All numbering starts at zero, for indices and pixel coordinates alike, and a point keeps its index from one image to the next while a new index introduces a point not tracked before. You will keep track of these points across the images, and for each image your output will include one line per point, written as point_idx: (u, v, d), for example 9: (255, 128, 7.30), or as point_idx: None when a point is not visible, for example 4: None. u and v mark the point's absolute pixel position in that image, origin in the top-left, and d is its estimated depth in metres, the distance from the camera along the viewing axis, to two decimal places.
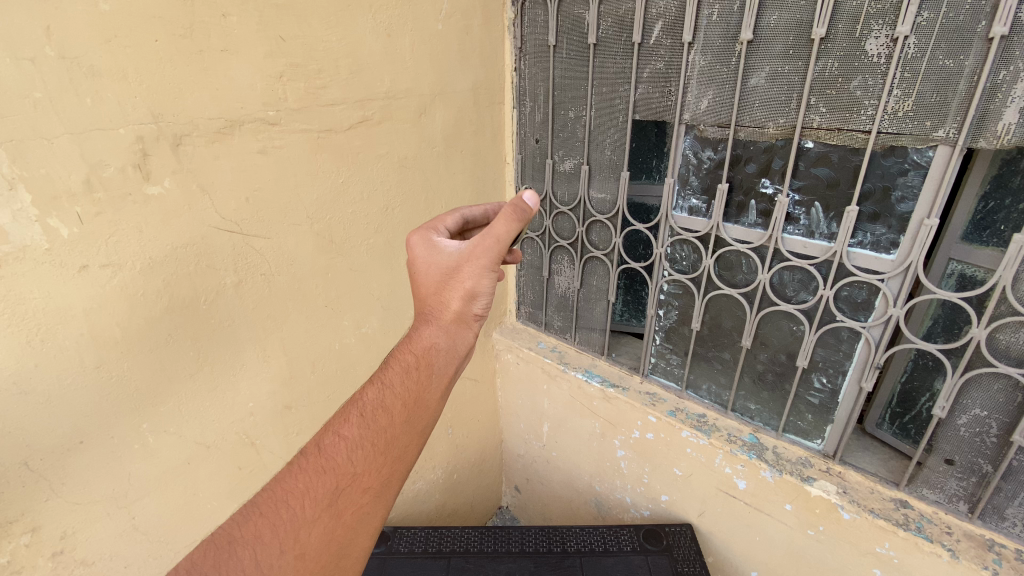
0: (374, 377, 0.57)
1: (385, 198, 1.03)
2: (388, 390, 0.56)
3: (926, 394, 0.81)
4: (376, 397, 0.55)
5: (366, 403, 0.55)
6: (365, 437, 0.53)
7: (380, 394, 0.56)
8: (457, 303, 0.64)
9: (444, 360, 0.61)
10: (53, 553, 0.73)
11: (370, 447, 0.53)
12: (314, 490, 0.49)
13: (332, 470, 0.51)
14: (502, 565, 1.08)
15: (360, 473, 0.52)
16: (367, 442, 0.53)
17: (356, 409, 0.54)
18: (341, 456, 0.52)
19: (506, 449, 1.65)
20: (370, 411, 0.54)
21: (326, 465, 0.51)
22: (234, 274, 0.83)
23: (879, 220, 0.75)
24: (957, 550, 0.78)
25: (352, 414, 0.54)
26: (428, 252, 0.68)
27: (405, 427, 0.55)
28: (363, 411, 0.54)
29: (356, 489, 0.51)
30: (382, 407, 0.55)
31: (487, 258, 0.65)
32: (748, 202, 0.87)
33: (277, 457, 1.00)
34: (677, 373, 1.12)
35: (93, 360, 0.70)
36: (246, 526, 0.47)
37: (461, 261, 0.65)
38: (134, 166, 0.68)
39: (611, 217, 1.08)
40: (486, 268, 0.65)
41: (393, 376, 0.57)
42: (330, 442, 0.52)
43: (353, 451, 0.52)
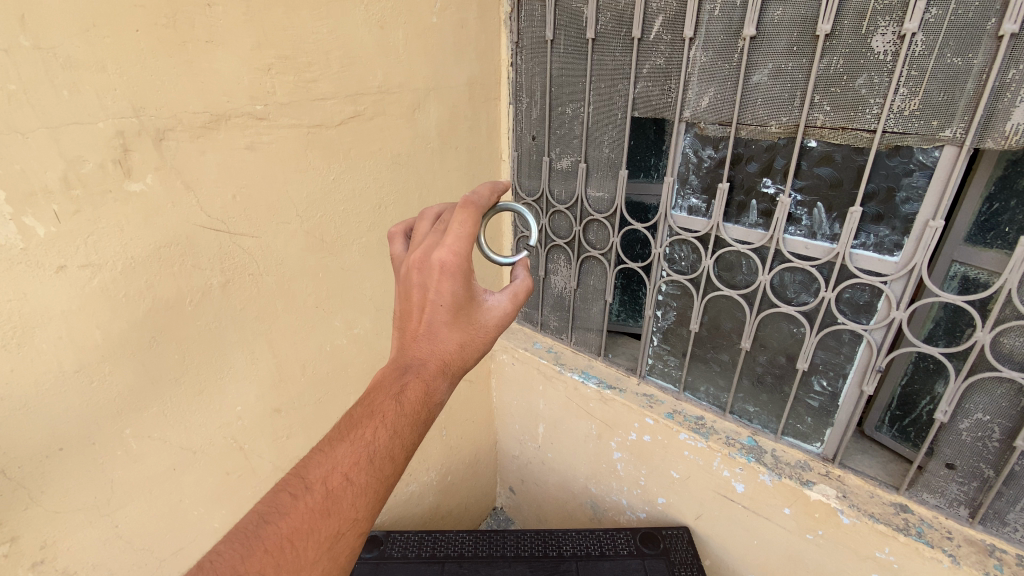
0: (386, 417, 0.53)
1: (378, 195, 1.00)
2: (400, 436, 0.53)
3: (927, 397, 0.80)
4: (387, 443, 0.52)
5: (379, 447, 0.51)
6: (372, 483, 0.50)
7: (392, 437, 0.52)
8: (472, 361, 0.65)
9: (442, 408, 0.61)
10: (32, 564, 0.70)
11: (375, 494, 0.50)
12: (318, 534, 0.47)
13: (338, 515, 0.48)
14: (497, 570, 1.06)
15: (363, 520, 0.49)
16: (373, 491, 0.50)
17: (367, 454, 0.51)
18: (347, 501, 0.49)
19: (500, 450, 1.63)
20: (380, 455, 0.51)
21: (332, 509, 0.48)
22: (221, 274, 0.80)
23: (882, 221, 0.74)
24: (958, 555, 0.77)
25: (361, 454, 0.50)
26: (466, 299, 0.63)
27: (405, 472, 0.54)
28: (373, 456, 0.51)
29: (355, 536, 0.49)
30: (391, 455, 0.52)
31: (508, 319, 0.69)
32: (749, 202, 0.86)
33: (266, 461, 0.97)
34: (674, 375, 1.11)
35: (73, 364, 0.67)
36: (249, 564, 0.44)
37: (488, 325, 0.66)
38: (114, 162, 0.65)
39: (609, 216, 1.06)
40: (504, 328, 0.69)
41: (405, 424, 0.54)
42: (338, 484, 0.49)
43: (359, 497, 0.49)
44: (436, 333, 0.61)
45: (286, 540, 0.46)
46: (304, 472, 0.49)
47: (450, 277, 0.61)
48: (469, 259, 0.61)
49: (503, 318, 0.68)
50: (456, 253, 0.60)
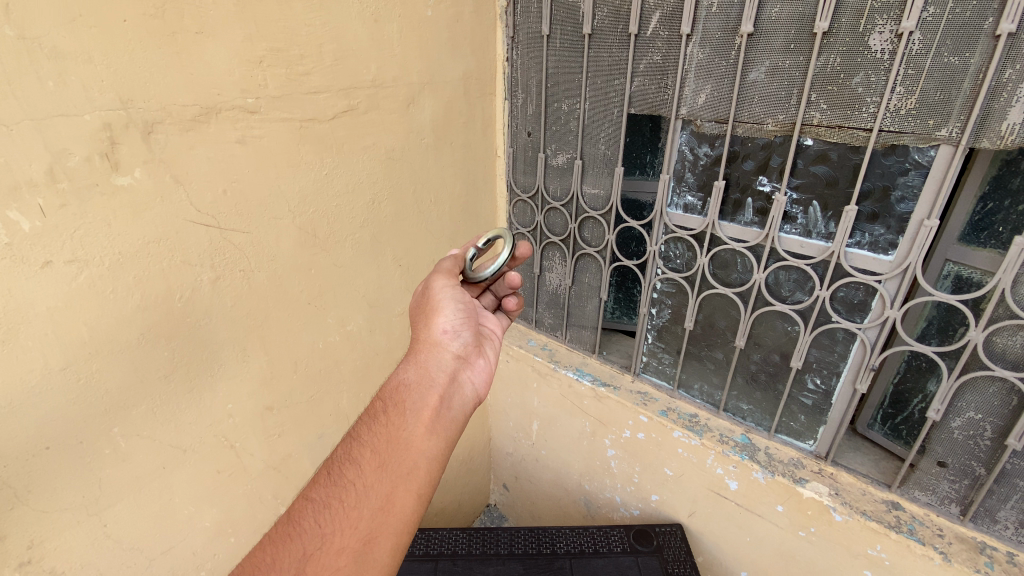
0: (345, 434, 0.63)
1: (372, 190, 0.99)
2: (356, 443, 0.61)
3: (919, 396, 0.81)
4: (345, 452, 0.61)
5: (333, 462, 0.60)
6: (331, 496, 0.56)
7: (346, 450, 0.61)
8: (424, 332, 0.78)
9: (416, 392, 0.69)
10: (18, 565, 0.69)
11: (335, 508, 0.55)
12: (284, 559, 0.51)
13: (299, 536, 0.53)
14: (491, 567, 1.06)
15: (329, 533, 0.53)
16: (333, 503, 0.56)
17: (323, 471, 0.59)
18: (308, 520, 0.54)
19: (494, 448, 1.63)
20: (337, 467, 0.59)
21: (292, 533, 0.54)
22: (211, 270, 0.79)
23: (878, 220, 0.74)
24: (949, 553, 0.78)
25: (320, 476, 0.59)
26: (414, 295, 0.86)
27: (377, 474, 0.58)
28: (329, 469, 0.59)
29: (326, 552, 0.52)
30: (349, 459, 0.60)
31: (441, 279, 0.82)
32: (745, 200, 0.86)
33: (257, 460, 0.96)
34: (668, 372, 1.11)
35: (59, 362, 0.66)
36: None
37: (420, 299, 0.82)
38: (101, 155, 0.64)
39: (604, 214, 1.06)
40: (444, 288, 0.80)
41: (362, 429, 0.63)
42: (299, 508, 0.56)
43: (320, 512, 0.55)
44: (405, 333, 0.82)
45: None
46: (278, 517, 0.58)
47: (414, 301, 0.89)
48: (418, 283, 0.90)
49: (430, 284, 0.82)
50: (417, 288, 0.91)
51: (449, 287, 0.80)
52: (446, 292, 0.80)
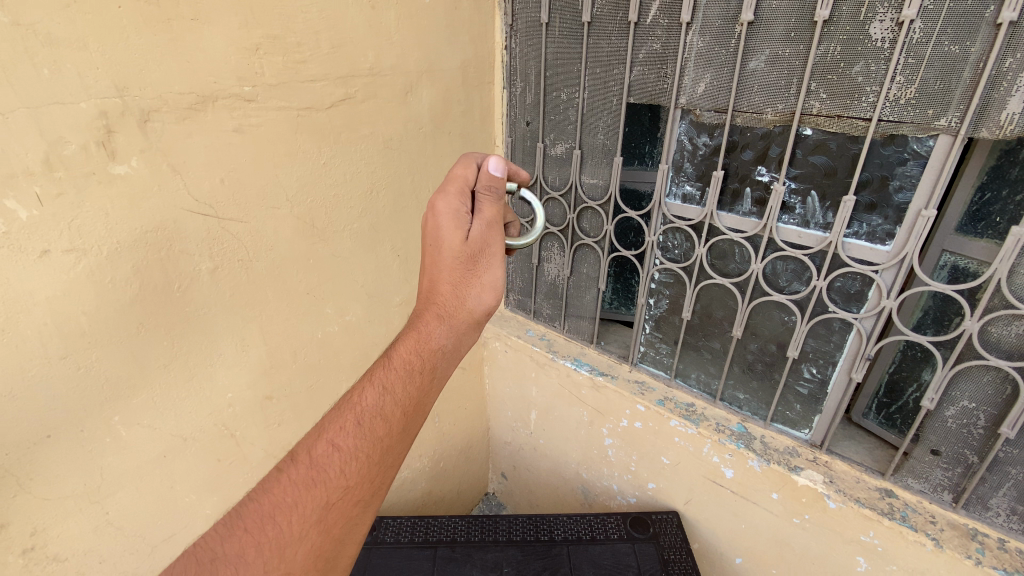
0: (376, 379, 0.58)
1: (370, 179, 0.99)
2: (389, 397, 0.57)
3: (914, 385, 0.81)
4: (377, 403, 0.57)
5: (364, 410, 0.56)
6: (359, 449, 0.54)
7: (378, 401, 0.57)
8: (473, 302, 0.67)
9: (449, 359, 0.64)
10: (21, 552, 0.69)
11: (362, 461, 0.54)
12: (306, 506, 0.51)
13: (323, 483, 0.52)
14: (490, 554, 1.07)
15: (351, 487, 0.53)
16: (361, 456, 0.54)
17: (355, 417, 0.55)
18: (334, 469, 0.53)
19: (492, 437, 1.64)
20: (367, 420, 0.55)
21: (318, 477, 0.52)
22: (209, 260, 0.78)
23: (875, 210, 0.74)
24: (941, 539, 0.78)
25: (348, 423, 0.55)
26: (455, 225, 0.66)
27: (401, 437, 0.57)
28: (360, 419, 0.55)
29: (346, 503, 0.53)
30: (381, 415, 0.56)
31: (497, 246, 0.69)
32: (743, 190, 0.86)
33: (258, 449, 0.96)
34: (665, 362, 1.11)
35: (59, 350, 0.66)
36: (230, 544, 0.49)
37: (475, 252, 0.66)
38: (98, 143, 0.63)
39: (603, 203, 1.05)
40: (498, 264, 0.69)
41: (396, 381, 0.59)
42: (325, 452, 0.53)
43: (347, 464, 0.53)
44: (433, 273, 0.66)
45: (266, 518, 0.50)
46: (293, 448, 0.55)
47: (443, 215, 0.67)
48: (451, 198, 0.68)
49: (489, 240, 0.68)
50: (443, 194, 0.68)
51: (502, 266, 0.69)
52: (500, 272, 0.69)
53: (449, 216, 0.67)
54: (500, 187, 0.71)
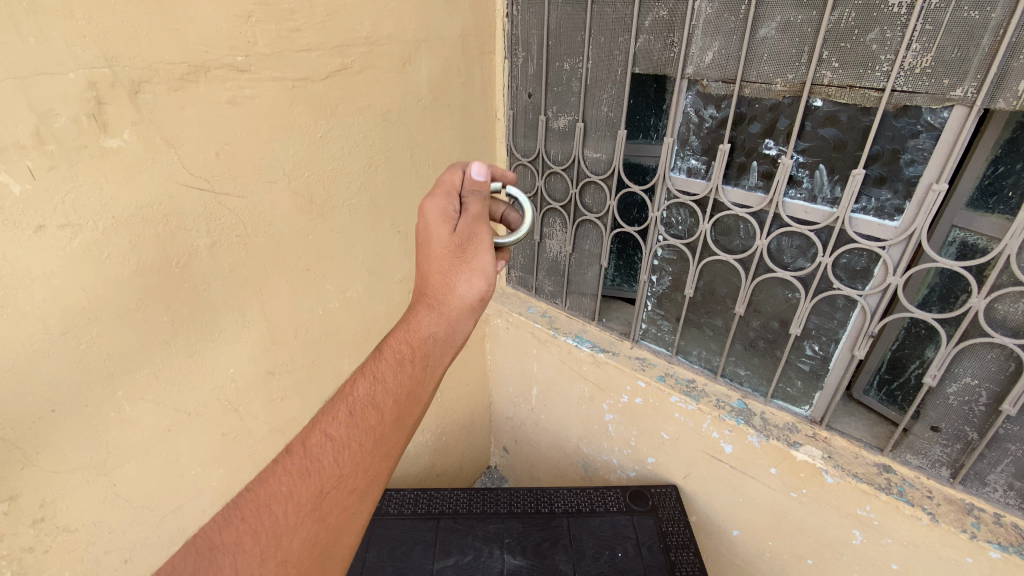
0: (367, 371, 0.59)
1: (368, 153, 0.97)
2: (380, 387, 0.58)
3: (916, 362, 0.81)
4: (368, 393, 0.57)
5: (355, 400, 0.57)
6: (351, 437, 0.55)
7: (369, 391, 0.57)
8: (462, 290, 0.66)
9: (441, 348, 0.64)
10: (32, 522, 0.70)
11: (355, 450, 0.54)
12: (301, 494, 0.51)
13: (316, 471, 0.53)
14: (491, 525, 1.09)
15: (345, 475, 0.53)
16: (353, 445, 0.55)
17: (346, 408, 0.56)
18: (327, 458, 0.54)
19: (494, 413, 1.65)
20: (359, 409, 0.56)
21: (312, 466, 0.53)
22: (207, 235, 0.78)
23: (885, 184, 0.72)
24: (937, 513, 0.79)
25: (340, 413, 0.56)
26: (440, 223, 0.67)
27: (394, 426, 0.57)
28: (352, 409, 0.56)
29: (341, 491, 0.53)
30: (373, 404, 0.57)
31: (485, 238, 0.69)
32: (750, 163, 0.84)
33: (262, 423, 0.96)
34: (667, 339, 1.11)
35: (60, 326, 0.66)
36: (227, 532, 0.49)
37: (460, 244, 0.67)
38: (88, 115, 0.62)
39: (606, 178, 1.03)
40: (488, 254, 0.68)
41: (387, 371, 0.59)
42: (318, 442, 0.54)
43: (340, 452, 0.54)
44: (422, 267, 0.67)
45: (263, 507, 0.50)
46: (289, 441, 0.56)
47: (429, 214, 0.68)
48: (437, 198, 0.69)
49: (476, 232, 0.68)
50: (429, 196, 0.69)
51: (491, 254, 0.68)
52: (490, 259, 0.68)
53: (435, 213, 0.68)
54: (483, 186, 0.72)
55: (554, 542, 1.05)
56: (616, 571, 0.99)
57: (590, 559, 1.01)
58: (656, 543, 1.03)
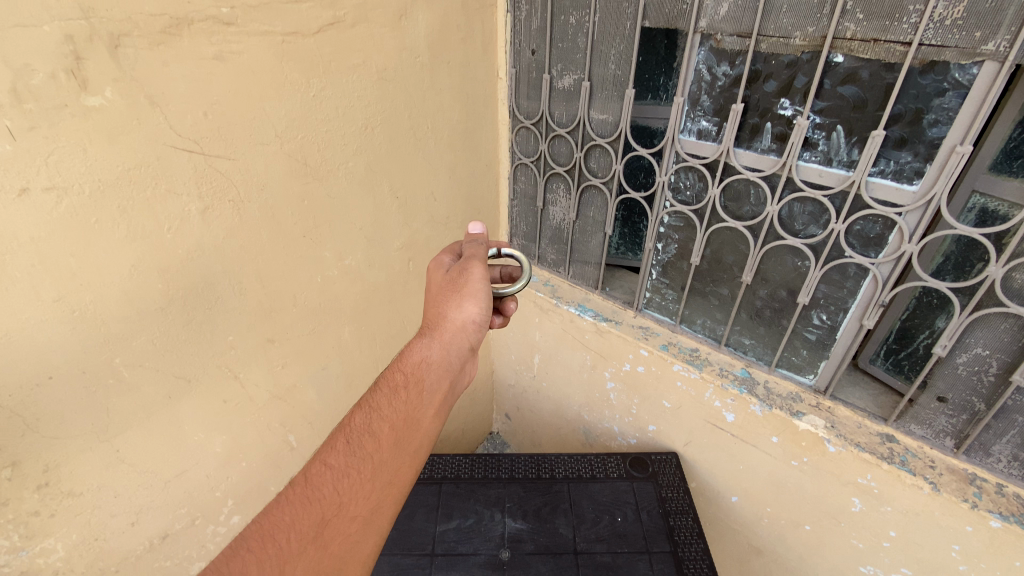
0: (364, 402, 0.63)
1: (364, 115, 0.93)
2: (376, 415, 0.61)
3: (925, 332, 0.79)
4: (365, 422, 0.61)
5: (353, 430, 0.60)
6: (350, 465, 0.57)
7: (366, 420, 0.61)
8: (453, 313, 0.71)
9: (436, 371, 0.68)
10: (36, 488, 0.70)
11: (354, 477, 0.57)
12: (303, 523, 0.53)
13: (318, 500, 0.55)
14: (492, 490, 1.10)
15: (345, 502, 0.55)
16: (352, 472, 0.57)
17: (344, 438, 0.59)
18: (327, 487, 0.56)
19: (497, 380, 1.66)
20: (356, 438, 0.59)
21: (312, 495, 0.55)
22: (199, 200, 0.75)
23: (905, 146, 0.68)
24: (939, 483, 0.78)
25: (338, 443, 0.59)
26: (437, 272, 0.79)
27: (392, 451, 0.60)
28: (350, 437, 0.59)
29: (342, 518, 0.55)
30: (369, 431, 0.60)
31: (478, 268, 0.75)
32: (763, 125, 0.80)
33: (263, 390, 0.96)
34: (671, 309, 1.09)
35: (51, 293, 0.64)
36: (231, 565, 0.49)
37: (453, 278, 0.75)
38: (67, 72, 0.59)
39: (612, 141, 0.99)
40: (481, 279, 0.74)
41: (383, 400, 0.63)
42: (318, 472, 0.57)
43: (339, 480, 0.56)
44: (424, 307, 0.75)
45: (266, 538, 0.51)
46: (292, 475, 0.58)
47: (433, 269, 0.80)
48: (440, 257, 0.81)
49: (467, 265, 0.76)
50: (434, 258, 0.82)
51: (485, 279, 0.74)
52: (484, 283, 0.73)
53: (435, 266, 0.80)
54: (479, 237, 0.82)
55: (554, 507, 1.06)
56: (616, 535, 1.00)
57: (590, 522, 1.03)
58: (656, 508, 1.04)
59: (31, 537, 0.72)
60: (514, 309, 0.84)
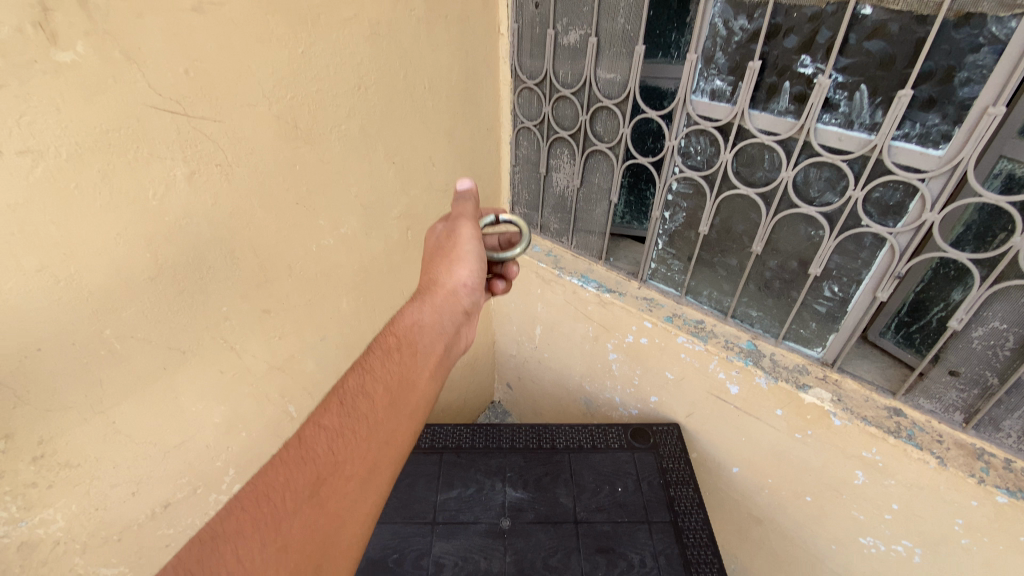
0: (357, 364, 0.64)
1: (357, 74, 0.88)
2: (369, 376, 0.63)
3: (940, 305, 0.75)
4: (359, 383, 0.62)
5: (346, 391, 0.61)
6: (344, 426, 0.58)
7: (359, 381, 0.62)
8: (444, 276, 0.75)
9: (428, 334, 0.71)
10: (31, 459, 0.69)
11: (349, 436, 0.57)
12: (298, 483, 0.53)
13: (313, 460, 0.55)
14: (493, 460, 1.10)
15: (341, 461, 0.56)
16: (347, 433, 0.57)
17: (338, 398, 0.60)
18: (322, 447, 0.56)
19: (498, 351, 1.65)
20: (350, 399, 0.60)
21: (306, 455, 0.55)
22: (184, 163, 0.71)
23: (933, 107, 0.64)
24: (946, 457, 0.77)
25: (332, 405, 0.59)
26: (430, 240, 0.82)
27: (387, 412, 0.61)
28: (344, 399, 0.60)
29: (338, 478, 0.55)
30: (364, 392, 0.61)
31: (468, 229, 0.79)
32: (781, 85, 0.75)
33: (260, 361, 0.94)
34: (677, 280, 1.06)
35: (34, 263, 0.62)
36: (228, 523, 0.49)
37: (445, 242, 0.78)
38: (34, 24, 0.54)
39: (620, 103, 0.95)
40: (472, 240, 0.77)
41: (377, 362, 0.64)
42: (311, 432, 0.57)
43: (334, 440, 0.57)
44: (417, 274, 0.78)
45: (262, 498, 0.51)
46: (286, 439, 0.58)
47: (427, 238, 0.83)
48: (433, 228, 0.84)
49: (456, 228, 0.79)
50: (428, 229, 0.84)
51: (475, 242, 0.77)
52: (473, 245, 0.77)
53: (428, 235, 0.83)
54: (473, 194, 0.85)
55: (554, 477, 1.06)
56: (616, 504, 1.00)
57: (590, 492, 1.03)
58: (656, 479, 1.05)
59: (30, 508, 0.71)
60: (515, 271, 0.90)
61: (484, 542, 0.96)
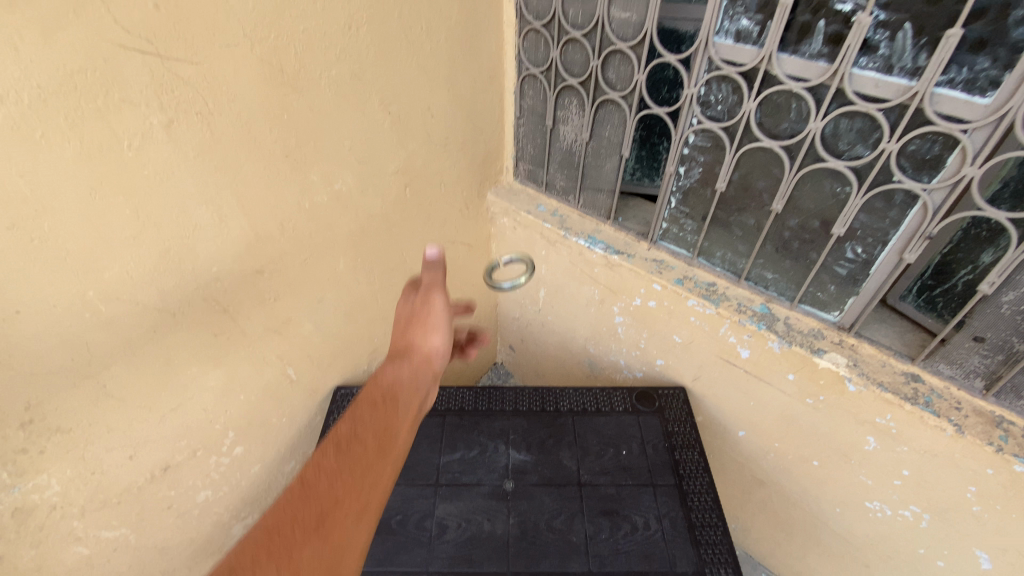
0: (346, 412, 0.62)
1: (347, 10, 0.80)
2: (359, 423, 0.61)
3: (968, 268, 0.71)
4: (349, 429, 0.60)
5: (340, 437, 0.59)
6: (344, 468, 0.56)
7: (349, 428, 0.60)
8: (423, 340, 0.69)
9: (408, 396, 0.65)
10: (21, 425, 0.67)
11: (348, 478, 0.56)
12: (306, 516, 0.52)
13: (318, 494, 0.54)
14: (495, 422, 1.09)
15: (342, 495, 0.55)
16: (344, 472, 0.56)
17: (333, 440, 0.58)
18: (323, 484, 0.55)
19: (501, 312, 1.61)
20: (344, 443, 0.58)
21: (309, 492, 0.54)
22: (160, 111, 0.65)
23: (983, 49, 0.58)
24: (964, 425, 0.75)
25: (328, 448, 0.58)
26: (404, 304, 0.75)
27: (378, 459, 0.58)
28: (339, 442, 0.58)
29: (339, 510, 0.53)
30: (356, 437, 0.59)
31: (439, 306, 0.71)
32: (815, 24, 0.68)
33: (256, 323, 0.91)
34: (689, 241, 1.01)
35: (3, 221, 0.57)
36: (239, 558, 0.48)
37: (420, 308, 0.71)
38: None
39: (635, 46, 0.87)
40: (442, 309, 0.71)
41: (363, 412, 0.62)
42: (310, 474, 0.56)
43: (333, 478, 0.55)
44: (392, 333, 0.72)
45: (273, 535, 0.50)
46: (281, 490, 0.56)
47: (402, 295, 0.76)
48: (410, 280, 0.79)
49: (427, 307, 0.71)
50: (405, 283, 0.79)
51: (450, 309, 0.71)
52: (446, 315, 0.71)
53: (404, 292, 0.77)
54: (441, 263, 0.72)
55: (558, 439, 1.05)
56: (620, 467, 1.00)
57: (594, 455, 1.02)
58: (661, 442, 1.04)
59: (22, 474, 0.70)
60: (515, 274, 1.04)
61: (487, 503, 0.96)
